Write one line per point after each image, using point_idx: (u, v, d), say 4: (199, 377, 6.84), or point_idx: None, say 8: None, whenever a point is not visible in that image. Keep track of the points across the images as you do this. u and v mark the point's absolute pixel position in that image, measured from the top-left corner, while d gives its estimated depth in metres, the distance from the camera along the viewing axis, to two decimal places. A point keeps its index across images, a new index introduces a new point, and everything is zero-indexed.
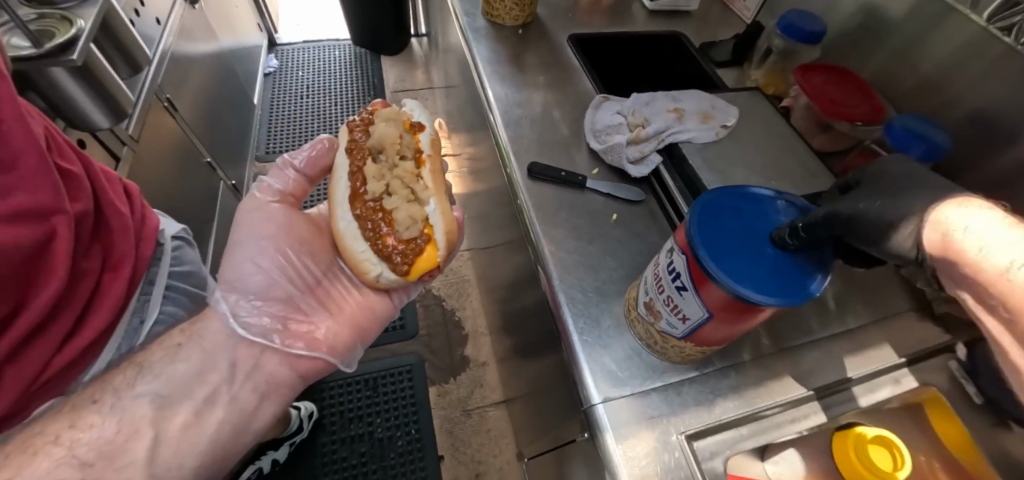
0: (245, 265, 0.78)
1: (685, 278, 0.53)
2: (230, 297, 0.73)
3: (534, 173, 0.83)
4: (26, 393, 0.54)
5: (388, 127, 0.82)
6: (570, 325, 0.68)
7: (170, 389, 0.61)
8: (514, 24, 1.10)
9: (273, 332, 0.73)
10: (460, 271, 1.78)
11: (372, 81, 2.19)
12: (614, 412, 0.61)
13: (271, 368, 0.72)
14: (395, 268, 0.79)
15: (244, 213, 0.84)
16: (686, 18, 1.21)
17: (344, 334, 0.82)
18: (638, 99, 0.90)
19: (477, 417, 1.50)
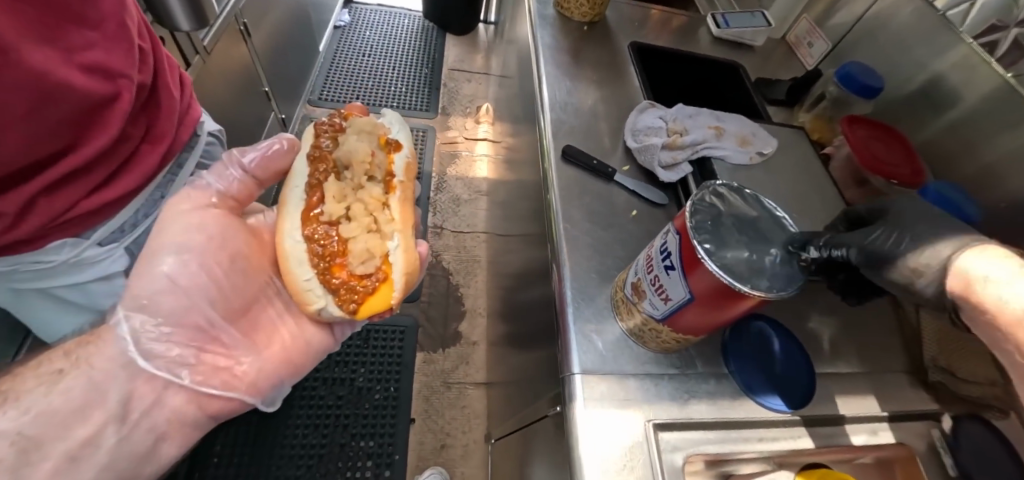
0: (157, 278, 0.64)
1: (675, 259, 0.56)
2: (134, 318, 0.62)
3: (567, 154, 0.86)
4: (49, 225, 0.59)
5: (359, 142, 0.77)
6: (567, 297, 0.71)
7: (47, 418, 0.55)
8: (581, 20, 1.13)
9: (181, 365, 0.64)
10: (473, 252, 1.81)
11: (434, 55, 2.26)
12: (588, 384, 0.64)
13: (175, 408, 0.65)
14: (342, 305, 0.73)
15: (166, 212, 0.68)
16: (749, 53, 1.22)
17: (272, 372, 0.73)
18: (683, 110, 0.93)
19: (454, 391, 1.53)
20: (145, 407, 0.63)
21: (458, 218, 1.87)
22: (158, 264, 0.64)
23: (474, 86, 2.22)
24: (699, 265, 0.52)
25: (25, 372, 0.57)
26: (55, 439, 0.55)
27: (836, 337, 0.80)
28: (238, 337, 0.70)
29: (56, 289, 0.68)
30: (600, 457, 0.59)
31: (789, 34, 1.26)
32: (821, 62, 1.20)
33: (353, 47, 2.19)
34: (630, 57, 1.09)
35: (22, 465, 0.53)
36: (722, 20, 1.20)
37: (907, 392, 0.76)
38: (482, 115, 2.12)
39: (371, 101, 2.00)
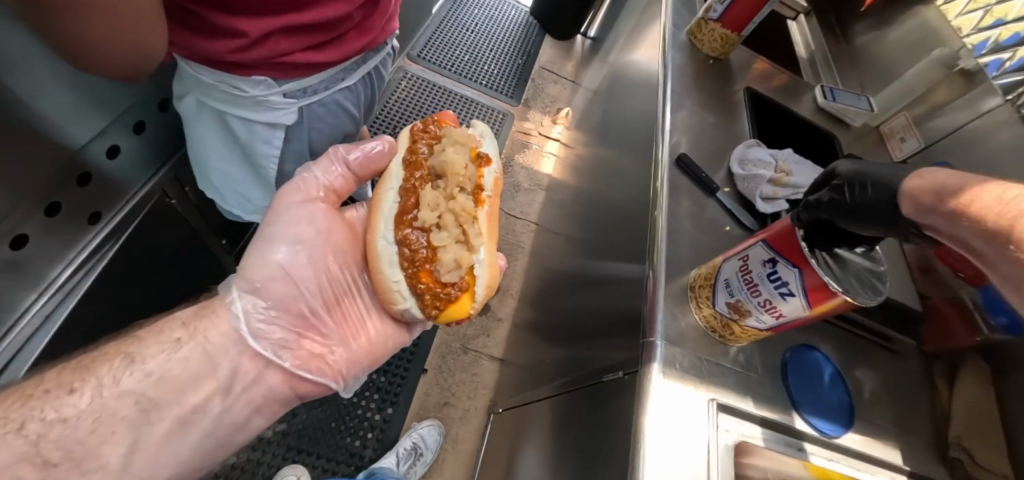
0: (270, 264, 0.69)
1: (778, 260, 0.62)
2: (246, 301, 0.67)
3: (680, 163, 0.97)
4: (262, 61, 0.73)
5: (457, 155, 0.80)
6: (661, 296, 0.81)
7: (164, 385, 0.60)
8: (709, 53, 1.18)
9: (284, 347, 0.69)
10: (519, 238, 1.85)
11: (529, 50, 2.22)
12: (666, 354, 0.76)
13: (271, 386, 0.69)
14: (425, 309, 0.77)
15: (279, 203, 0.73)
16: (845, 129, 1.28)
17: (357, 361, 0.77)
18: (793, 155, 1.02)
19: (470, 356, 1.59)
20: (247, 381, 0.67)
21: (513, 202, 1.91)
22: (274, 252, 0.70)
23: (560, 89, 2.23)
24: (801, 264, 0.59)
25: (147, 336, 0.62)
26: (170, 403, 0.60)
27: (877, 390, 0.87)
28: (332, 329, 0.74)
29: (231, 118, 0.81)
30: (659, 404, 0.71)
31: (884, 125, 1.29)
32: (910, 158, 1.22)
33: (460, 19, 2.11)
34: (745, 106, 1.14)
35: (141, 423, 0.58)
36: (830, 94, 1.26)
37: (924, 457, 0.83)
38: (560, 117, 2.13)
39: (461, 72, 1.96)
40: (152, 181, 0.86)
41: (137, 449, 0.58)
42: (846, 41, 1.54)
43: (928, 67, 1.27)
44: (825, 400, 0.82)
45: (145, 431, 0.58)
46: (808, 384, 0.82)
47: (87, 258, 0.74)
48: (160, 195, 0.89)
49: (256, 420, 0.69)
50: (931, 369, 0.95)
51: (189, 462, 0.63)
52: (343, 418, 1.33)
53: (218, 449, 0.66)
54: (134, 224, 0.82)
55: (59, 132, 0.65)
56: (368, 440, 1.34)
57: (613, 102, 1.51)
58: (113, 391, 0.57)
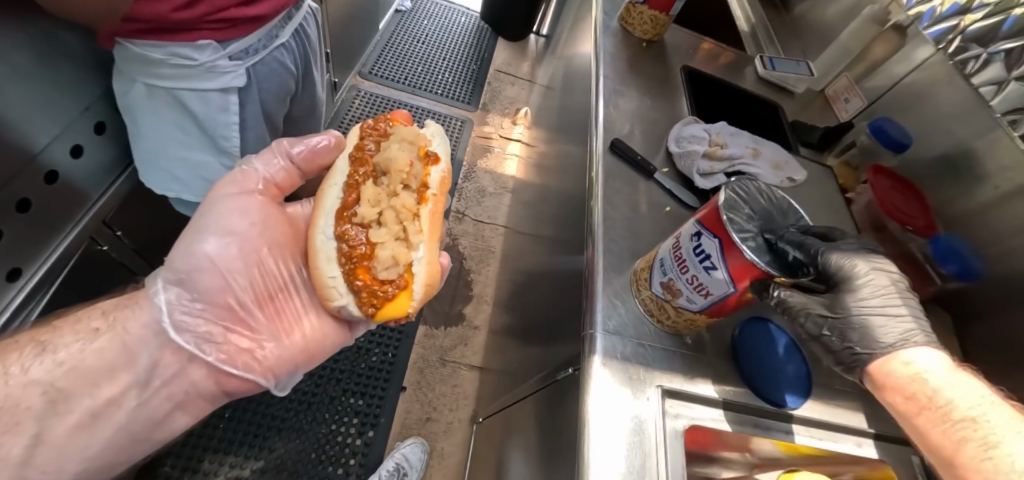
0: (198, 256, 0.68)
1: (710, 253, 0.59)
2: (170, 292, 0.66)
3: (615, 148, 0.96)
4: (200, 20, 0.76)
5: (401, 152, 0.79)
6: (599, 286, 0.79)
7: (76, 377, 0.59)
8: (642, 36, 1.21)
9: (209, 341, 0.67)
10: (490, 242, 1.85)
11: (483, 54, 2.30)
12: (608, 344, 0.73)
13: (195, 380, 0.67)
14: (362, 307, 0.75)
15: (212, 195, 0.73)
16: (788, 97, 1.30)
17: (292, 358, 0.76)
18: (726, 127, 1.04)
19: (450, 368, 1.56)
20: (167, 375, 0.66)
21: (481, 208, 1.91)
22: (203, 243, 0.69)
23: (517, 89, 2.27)
24: (727, 249, 0.57)
25: (62, 325, 0.61)
26: (81, 394, 0.59)
27: None
28: (265, 320, 0.73)
29: (182, 93, 0.83)
30: (602, 391, 0.69)
31: (829, 87, 1.33)
32: (855, 117, 1.25)
33: (409, 32, 2.21)
34: (682, 83, 1.16)
35: (48, 415, 0.57)
36: (770, 63, 1.29)
37: (889, 421, 0.79)
38: (519, 117, 2.16)
39: (416, 84, 2.02)
40: (78, 230, 0.85)
41: (42, 442, 0.56)
42: (788, 12, 1.58)
43: (863, 26, 1.27)
44: (783, 372, 0.78)
45: (53, 423, 0.57)
46: (766, 359, 0.78)
47: (9, 317, 0.76)
48: (89, 242, 0.88)
49: (179, 415, 0.68)
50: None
51: (103, 456, 0.61)
52: (323, 446, 1.27)
53: (136, 443, 0.65)
54: (60, 277, 0.84)
55: (19, 135, 0.70)
56: (352, 467, 1.27)
57: (566, 102, 1.53)
58: (21, 380, 0.56)
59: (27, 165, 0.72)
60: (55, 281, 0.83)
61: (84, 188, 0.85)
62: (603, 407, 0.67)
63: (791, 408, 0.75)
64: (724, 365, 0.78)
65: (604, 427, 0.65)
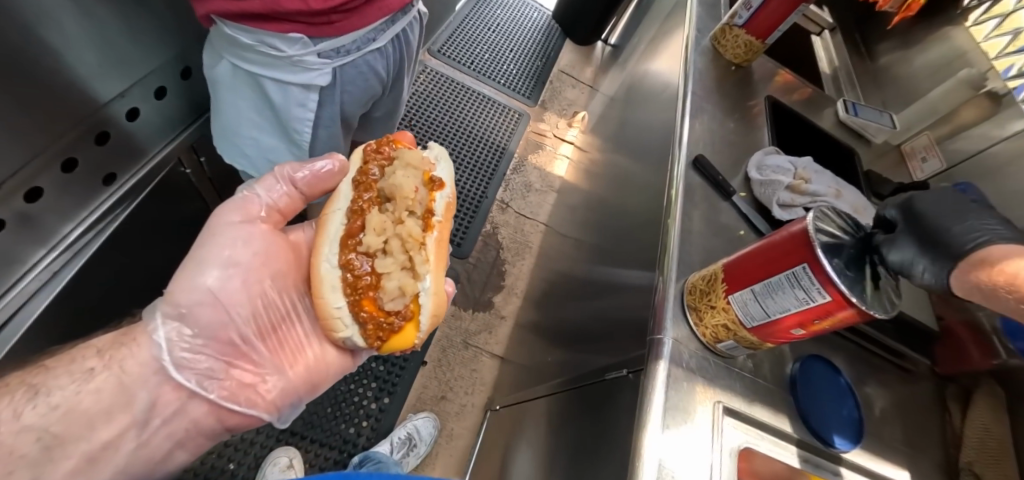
0: (199, 289, 0.64)
1: (800, 268, 0.59)
2: (170, 328, 0.62)
3: (696, 164, 0.96)
4: (294, 14, 0.75)
5: (407, 178, 0.76)
6: (672, 297, 0.80)
7: (72, 423, 0.56)
8: (731, 59, 1.20)
9: (210, 378, 0.65)
10: (527, 237, 1.90)
11: (548, 52, 2.31)
12: (674, 351, 0.75)
13: (195, 418, 0.65)
14: (367, 339, 0.73)
15: (213, 222, 0.69)
16: (865, 145, 1.28)
17: (295, 390, 0.73)
18: (811, 164, 1.02)
19: (471, 352, 1.62)
20: (167, 414, 0.63)
21: (524, 202, 1.95)
22: (203, 276, 0.65)
23: (577, 92, 2.30)
24: (817, 272, 0.56)
25: (55, 366, 0.57)
26: (78, 439, 0.56)
27: (888, 407, 0.84)
28: (267, 357, 0.70)
29: (266, 82, 0.84)
30: (662, 399, 0.70)
31: (907, 144, 1.25)
32: (931, 178, 1.18)
33: (481, 18, 2.25)
34: (766, 108, 1.15)
35: (43, 462, 0.54)
36: (852, 107, 1.26)
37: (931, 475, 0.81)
38: (576, 121, 2.20)
39: (480, 70, 2.08)
40: (170, 145, 0.95)
41: None
42: (871, 59, 1.54)
43: (958, 86, 1.20)
44: (834, 412, 0.78)
45: (47, 470, 0.54)
46: (818, 395, 0.79)
47: (98, 218, 0.82)
48: (174, 163, 0.98)
49: (179, 452, 0.66)
50: (943, 393, 0.91)
51: None
52: (340, 404, 1.35)
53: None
54: (146, 190, 0.91)
55: (87, 89, 0.72)
56: (363, 428, 1.36)
57: (634, 111, 1.54)
58: (13, 426, 0.52)
59: (95, 114, 0.76)
60: (142, 192, 0.90)
61: (152, 140, 0.91)
62: (660, 417, 0.69)
63: (838, 452, 0.75)
64: (781, 391, 0.79)
65: (660, 432, 0.68)
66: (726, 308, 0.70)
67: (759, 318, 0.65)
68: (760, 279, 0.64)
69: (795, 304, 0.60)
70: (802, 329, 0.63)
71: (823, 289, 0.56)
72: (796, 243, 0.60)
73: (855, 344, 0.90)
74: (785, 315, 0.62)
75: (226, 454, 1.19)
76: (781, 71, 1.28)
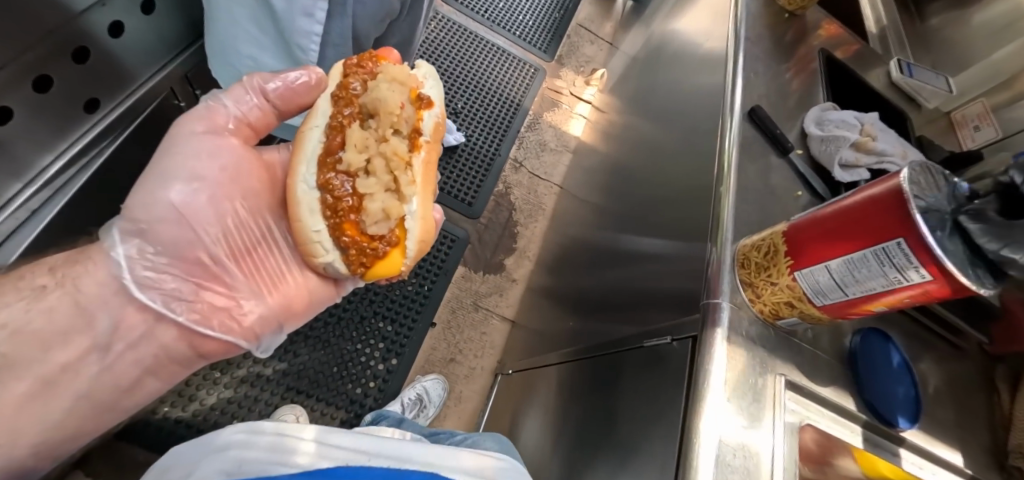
0: (161, 203, 0.58)
1: (891, 243, 0.48)
2: (130, 244, 0.56)
3: (752, 115, 0.85)
4: None
5: (392, 91, 0.66)
6: (728, 259, 0.70)
7: (19, 344, 0.50)
8: (786, 6, 1.04)
9: (178, 299, 0.59)
10: (541, 199, 1.81)
11: (568, 3, 2.12)
12: (731, 318, 0.66)
13: (164, 343, 0.59)
14: (350, 265, 0.66)
15: (175, 131, 0.61)
16: (915, 110, 1.13)
17: (275, 318, 0.68)
18: (879, 121, 0.90)
19: (480, 314, 1.57)
20: (132, 339, 0.57)
21: (538, 161, 1.85)
22: (166, 190, 0.58)
23: (595, 49, 2.12)
24: (912, 245, 0.46)
25: (2, 282, 0.51)
26: (30, 361, 0.51)
27: (940, 387, 0.77)
28: (243, 282, 0.64)
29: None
30: (723, 374, 0.63)
31: (959, 111, 1.11)
32: (985, 148, 1.04)
33: None
34: (818, 62, 1.02)
35: None
36: (906, 67, 1.11)
37: (979, 462, 0.74)
38: (594, 78, 2.03)
39: (495, 20, 1.92)
40: (161, 73, 0.83)
41: None
42: (920, 20, 1.33)
43: (1021, 49, 1.07)
44: (899, 394, 0.70)
45: None
46: (885, 379, 0.70)
47: (79, 152, 0.72)
48: (167, 95, 0.88)
49: (150, 381, 0.61)
50: (991, 374, 0.82)
51: (62, 426, 0.55)
52: (345, 363, 1.30)
53: (102, 411, 0.59)
54: (135, 121, 0.81)
55: None
56: (371, 389, 1.31)
57: (663, 61, 1.40)
58: None
59: (67, 25, 0.62)
60: (130, 124, 0.80)
61: (140, 63, 0.78)
62: (722, 395, 0.61)
63: (900, 432, 0.69)
64: (840, 366, 0.72)
65: (723, 405, 0.61)
66: (790, 284, 0.61)
67: (832, 295, 0.56)
68: (835, 253, 0.54)
69: (882, 283, 0.50)
70: (886, 305, 0.53)
71: (918, 264, 0.46)
72: (882, 202, 0.49)
73: (917, 322, 0.80)
74: (869, 293, 0.52)
75: (230, 410, 1.16)
76: (827, 22, 1.10)
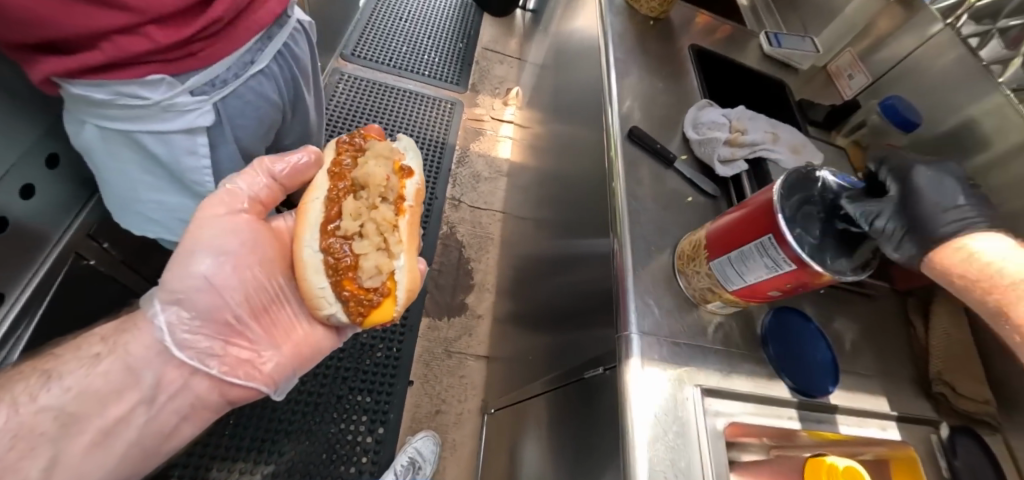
0: (193, 277, 0.70)
1: (769, 244, 0.67)
2: (170, 312, 0.68)
3: (633, 136, 1.03)
4: (145, 55, 0.66)
5: (378, 168, 0.83)
6: (628, 263, 0.88)
7: (81, 406, 0.61)
8: (648, 14, 1.27)
9: (210, 355, 0.71)
10: (487, 229, 1.97)
11: (468, 30, 2.38)
12: (644, 344, 0.80)
13: (198, 392, 0.71)
14: (350, 314, 0.79)
15: (201, 215, 0.73)
16: (793, 73, 1.37)
17: (287, 365, 0.80)
18: (745, 113, 1.11)
19: (455, 360, 1.67)
20: (173, 390, 0.69)
21: (475, 194, 2.01)
22: (197, 264, 0.71)
23: (506, 68, 2.37)
24: (782, 246, 0.65)
25: (64, 353, 0.62)
26: (91, 416, 0.62)
27: (857, 340, 0.94)
28: (259, 333, 0.76)
29: (142, 136, 0.77)
30: (649, 404, 0.75)
31: (832, 63, 1.37)
32: (860, 93, 1.30)
33: (394, 9, 2.27)
34: (689, 58, 1.24)
35: (61, 438, 0.59)
36: (774, 39, 1.34)
37: (905, 394, 0.90)
38: (510, 98, 2.25)
39: (403, 66, 2.10)
40: (63, 241, 0.89)
41: (59, 465, 0.59)
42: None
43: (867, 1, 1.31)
44: (808, 358, 0.86)
45: (65, 445, 0.60)
46: (790, 349, 0.87)
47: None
48: (74, 257, 0.92)
49: (185, 427, 0.72)
50: (906, 307, 1.01)
51: (119, 469, 0.66)
52: (332, 447, 1.34)
53: (146, 455, 0.69)
54: (49, 294, 0.86)
55: None
56: (365, 464, 1.35)
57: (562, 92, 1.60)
58: (31, 408, 0.57)
59: None
60: (44, 299, 0.85)
61: (46, 226, 0.85)
62: (648, 409, 0.74)
63: (823, 398, 0.84)
64: (755, 353, 0.86)
65: (647, 421, 0.73)
66: (709, 271, 0.81)
67: (738, 281, 0.75)
68: (736, 249, 0.74)
69: (766, 270, 0.69)
70: (778, 290, 0.72)
71: (786, 259, 0.65)
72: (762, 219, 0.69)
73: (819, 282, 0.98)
74: (760, 280, 0.71)
75: None
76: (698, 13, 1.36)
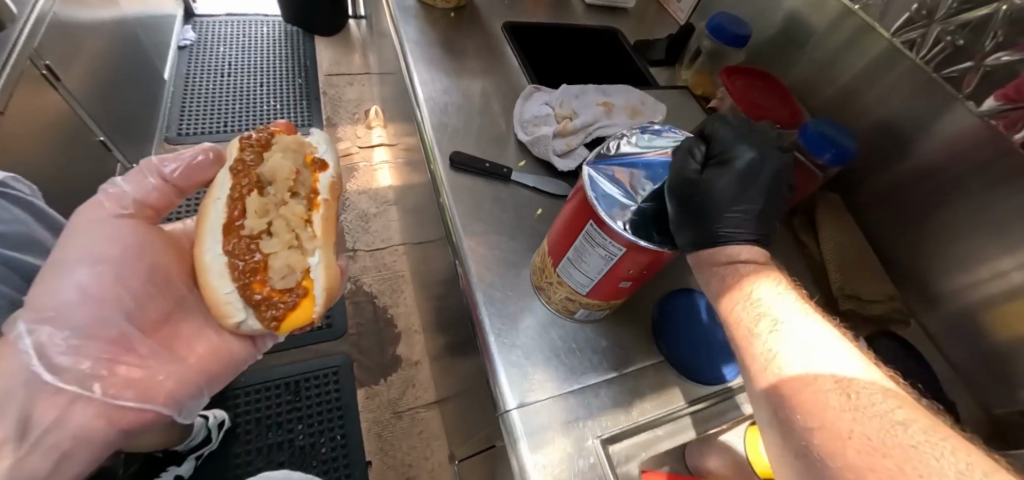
0: (66, 290, 0.62)
1: (594, 232, 0.58)
2: (40, 331, 0.59)
3: (455, 163, 0.93)
4: None
5: (284, 160, 0.77)
6: (472, 279, 0.81)
7: None
8: (446, 7, 1.25)
9: (93, 378, 0.60)
10: (394, 266, 1.58)
11: (303, 62, 1.99)
12: (529, 417, 0.68)
13: (79, 425, 0.59)
14: (262, 319, 0.72)
15: (80, 223, 0.67)
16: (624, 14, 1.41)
17: (191, 381, 0.70)
18: (566, 94, 1.06)
19: (407, 419, 1.32)
20: (46, 425, 0.57)
21: (368, 235, 1.63)
22: (72, 275, 0.63)
23: (358, 87, 2.00)
24: (608, 232, 0.56)
25: None
26: None
27: None
28: (150, 347, 0.66)
29: None
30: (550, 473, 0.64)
31: None
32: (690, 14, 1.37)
33: (205, 63, 1.89)
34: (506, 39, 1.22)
35: None
36: None
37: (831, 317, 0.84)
38: (372, 119, 1.88)
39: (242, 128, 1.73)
40: None
41: None
42: None
43: None
44: (712, 345, 0.76)
45: None
46: (690, 340, 0.76)
47: None
48: None
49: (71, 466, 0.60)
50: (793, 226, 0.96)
51: None
52: None
53: None
54: None
55: None
56: None
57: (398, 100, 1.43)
58: None
59: None
60: None
61: None
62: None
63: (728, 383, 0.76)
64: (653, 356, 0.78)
65: None
66: (559, 280, 0.71)
67: (586, 281, 0.66)
68: (570, 246, 0.64)
69: (603, 260, 0.60)
70: (628, 279, 0.62)
71: (615, 242, 0.56)
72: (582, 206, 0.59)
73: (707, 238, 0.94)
74: (603, 272, 0.61)
75: None
76: None
